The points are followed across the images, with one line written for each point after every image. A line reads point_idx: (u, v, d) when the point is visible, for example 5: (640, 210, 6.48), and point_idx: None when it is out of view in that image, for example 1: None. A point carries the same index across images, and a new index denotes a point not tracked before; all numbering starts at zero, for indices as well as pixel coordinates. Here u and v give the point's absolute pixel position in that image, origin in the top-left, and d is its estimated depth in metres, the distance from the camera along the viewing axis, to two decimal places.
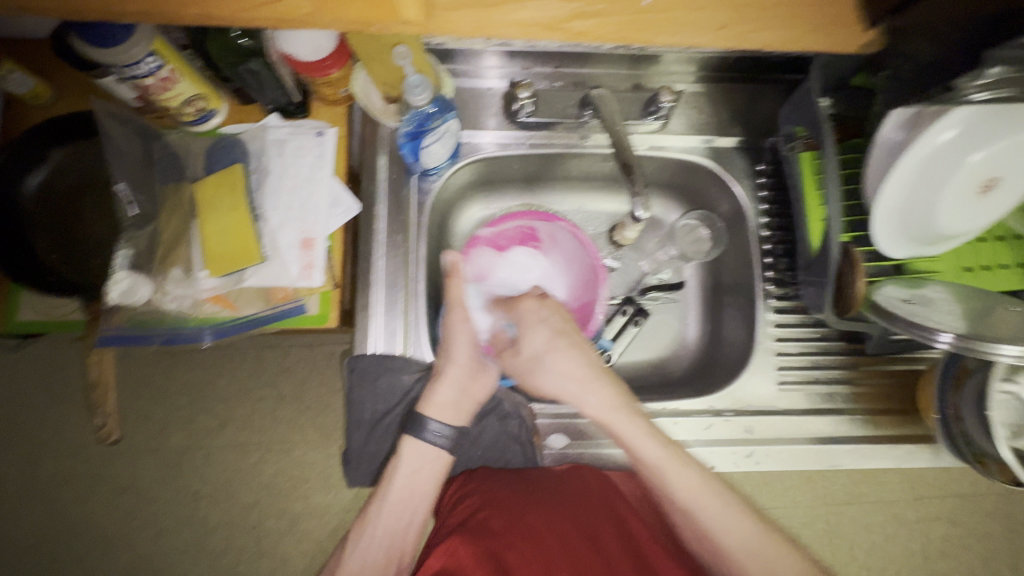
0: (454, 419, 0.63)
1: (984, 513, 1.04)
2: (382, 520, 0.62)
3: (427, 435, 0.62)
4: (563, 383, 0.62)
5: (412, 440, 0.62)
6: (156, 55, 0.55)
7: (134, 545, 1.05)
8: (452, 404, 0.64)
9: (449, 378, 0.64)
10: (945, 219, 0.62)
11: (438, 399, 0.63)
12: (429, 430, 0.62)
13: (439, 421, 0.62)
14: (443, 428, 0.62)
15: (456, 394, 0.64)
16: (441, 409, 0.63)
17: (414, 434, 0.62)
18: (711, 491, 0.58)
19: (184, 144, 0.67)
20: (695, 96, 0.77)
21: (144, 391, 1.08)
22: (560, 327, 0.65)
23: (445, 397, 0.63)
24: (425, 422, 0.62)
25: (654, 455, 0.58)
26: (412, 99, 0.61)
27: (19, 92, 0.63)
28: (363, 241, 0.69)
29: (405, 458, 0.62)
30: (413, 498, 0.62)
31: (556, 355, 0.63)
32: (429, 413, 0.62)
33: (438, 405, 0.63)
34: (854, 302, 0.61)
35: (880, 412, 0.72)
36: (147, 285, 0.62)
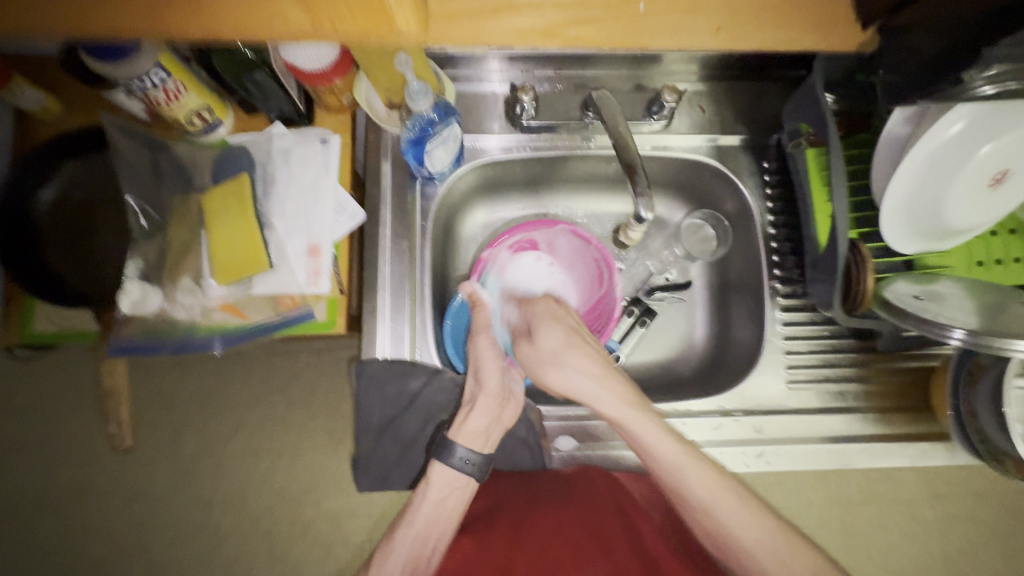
0: (482, 446, 0.63)
1: (1003, 511, 1.03)
2: (405, 543, 0.59)
3: (454, 460, 0.61)
4: (574, 382, 0.60)
5: (440, 466, 0.61)
6: (164, 69, 0.57)
7: (150, 551, 1.06)
8: (483, 433, 0.64)
9: (480, 406, 0.64)
10: (957, 214, 0.61)
11: (469, 426, 0.63)
12: (455, 456, 0.61)
13: (467, 448, 0.62)
14: (470, 455, 0.62)
15: (488, 422, 0.64)
16: (471, 436, 0.63)
17: (442, 459, 0.61)
18: (732, 492, 0.57)
19: (192, 155, 0.68)
20: (698, 94, 0.77)
21: (157, 398, 1.10)
22: (574, 329, 0.64)
23: (477, 424, 0.63)
24: (454, 448, 0.61)
25: (667, 453, 0.57)
26: (413, 105, 0.61)
27: (32, 108, 0.65)
28: (369, 247, 0.69)
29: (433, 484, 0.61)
30: (438, 524, 0.61)
31: (571, 355, 0.61)
32: (457, 439, 0.62)
33: (468, 432, 0.63)
34: (865, 298, 0.62)
35: (893, 410, 0.71)
36: (157, 294, 0.63)
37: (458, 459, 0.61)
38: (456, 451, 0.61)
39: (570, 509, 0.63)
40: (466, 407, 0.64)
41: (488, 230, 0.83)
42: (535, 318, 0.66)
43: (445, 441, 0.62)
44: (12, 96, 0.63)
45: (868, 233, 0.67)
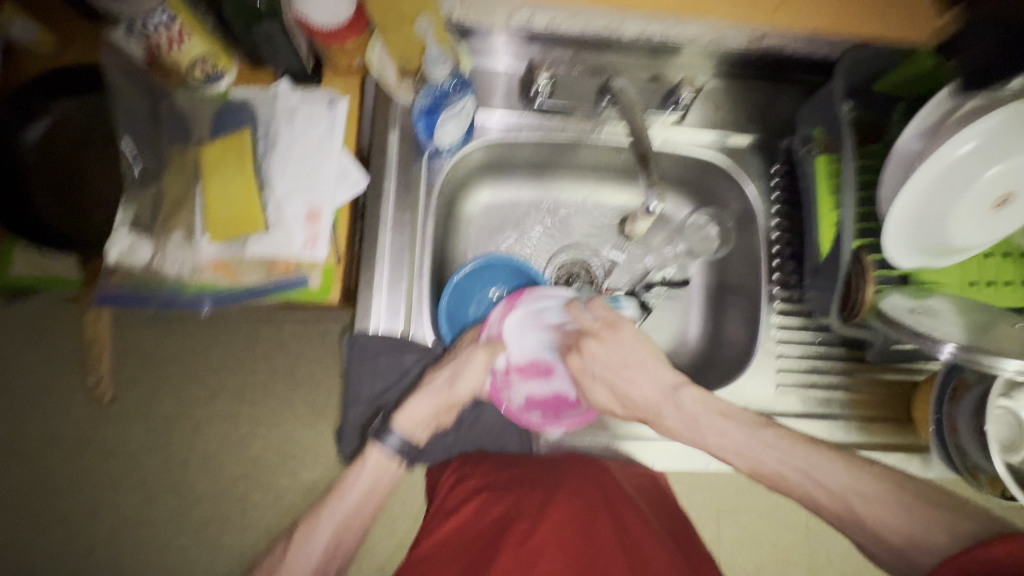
0: (419, 434, 0.63)
1: None
2: (328, 527, 0.60)
3: (390, 445, 0.61)
4: (643, 395, 0.63)
5: (375, 449, 0.61)
6: (168, 8, 0.55)
7: (117, 510, 1.04)
8: (422, 420, 0.62)
9: (434, 398, 0.62)
10: (957, 232, 0.62)
11: (413, 414, 0.61)
12: (390, 440, 0.61)
13: (407, 435, 0.61)
14: (409, 442, 0.62)
15: (432, 413, 0.63)
16: (412, 418, 0.62)
17: (377, 439, 0.61)
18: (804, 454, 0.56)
19: (193, 104, 0.65)
20: (715, 91, 0.76)
21: (135, 356, 1.07)
22: (635, 346, 0.64)
23: (420, 412, 0.62)
24: (389, 430, 0.61)
25: (740, 446, 0.59)
26: (431, 70, 0.63)
27: (24, 41, 0.62)
28: (370, 217, 0.67)
29: (366, 469, 0.61)
30: (360, 514, 0.62)
31: (636, 375, 0.63)
32: (397, 425, 0.61)
33: (407, 418, 0.61)
34: (864, 305, 0.61)
35: (875, 420, 0.72)
36: (147, 246, 0.62)
37: (394, 444, 0.61)
38: (395, 437, 0.60)
39: (552, 505, 0.61)
40: (419, 392, 0.62)
41: (491, 211, 0.81)
42: (590, 351, 0.64)
43: (384, 425, 0.61)
44: (3, 24, 0.60)
45: (870, 245, 0.67)
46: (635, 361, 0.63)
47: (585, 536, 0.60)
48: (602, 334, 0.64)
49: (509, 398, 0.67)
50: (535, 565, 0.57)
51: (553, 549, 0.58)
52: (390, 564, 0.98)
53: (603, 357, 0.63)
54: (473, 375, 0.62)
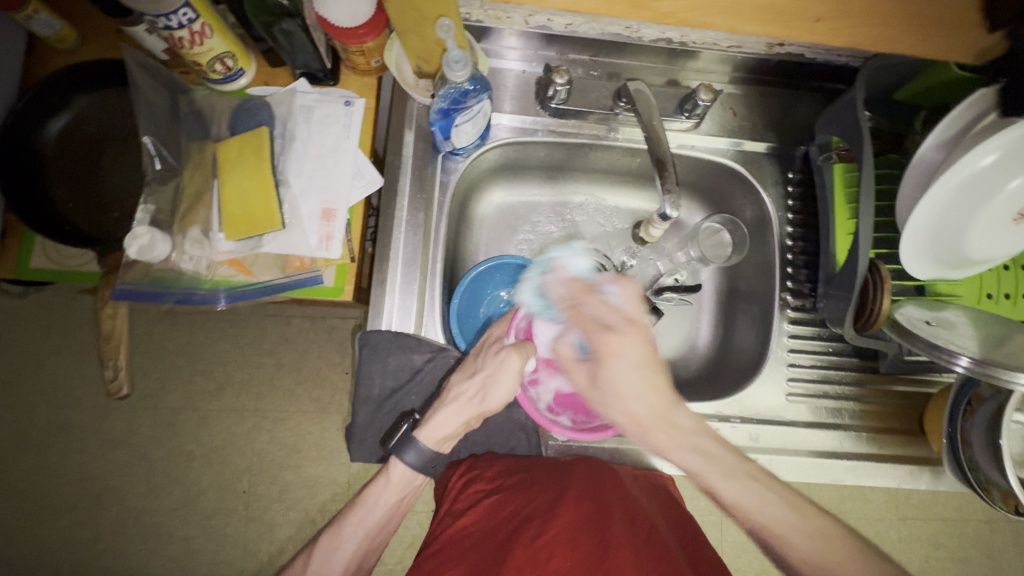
0: (444, 446, 0.62)
1: (965, 538, 1.07)
2: (352, 541, 0.60)
3: (412, 458, 0.60)
4: (628, 408, 0.58)
5: (396, 461, 0.61)
6: (191, 7, 0.54)
7: (124, 499, 1.06)
8: (450, 434, 0.62)
9: (461, 414, 0.61)
10: (977, 243, 0.61)
11: (438, 427, 0.61)
12: (412, 454, 0.60)
13: (432, 451, 0.61)
14: (431, 456, 0.61)
15: (459, 426, 0.62)
16: (437, 433, 0.61)
17: (397, 453, 0.61)
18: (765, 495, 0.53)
19: (210, 102, 0.66)
20: (731, 97, 0.76)
21: (145, 347, 1.08)
22: (642, 358, 0.58)
23: (447, 427, 0.61)
24: (412, 443, 0.61)
25: (711, 482, 0.55)
26: (450, 75, 0.58)
27: (44, 34, 0.62)
28: (384, 216, 0.68)
29: (391, 482, 0.62)
30: (380, 530, 0.62)
31: (630, 389, 0.58)
32: (419, 436, 0.61)
33: (433, 431, 0.61)
34: (879, 318, 0.61)
35: (885, 431, 0.72)
36: (165, 242, 0.60)
37: (416, 459, 0.60)
38: (416, 450, 0.60)
39: (563, 506, 0.60)
40: (445, 407, 0.62)
41: (502, 212, 0.81)
42: (603, 345, 0.58)
43: (406, 438, 0.61)
44: (25, 19, 0.59)
45: (886, 255, 0.67)
46: (642, 367, 0.58)
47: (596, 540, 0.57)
48: (620, 329, 0.59)
49: (541, 396, 0.69)
50: (545, 563, 0.55)
51: (564, 547, 0.57)
52: (393, 560, 0.99)
53: (615, 360, 0.58)
54: (506, 383, 0.60)
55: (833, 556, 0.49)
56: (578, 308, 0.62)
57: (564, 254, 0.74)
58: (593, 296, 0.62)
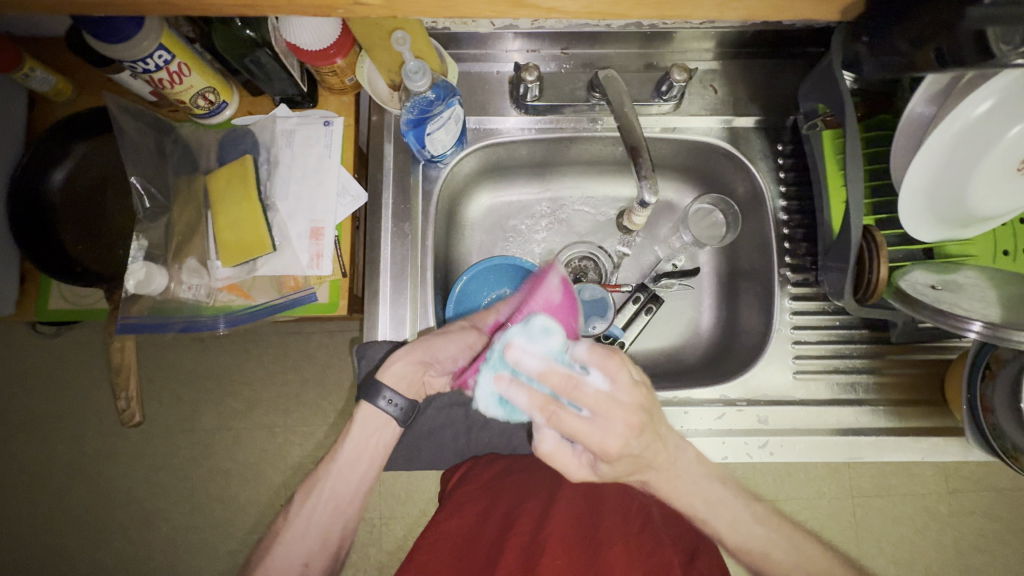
0: (407, 390, 0.64)
1: None
2: (320, 509, 0.63)
3: (380, 402, 0.63)
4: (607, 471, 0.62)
5: (367, 405, 0.64)
6: (166, 49, 0.57)
7: (171, 519, 1.11)
8: (407, 378, 0.64)
9: (415, 364, 0.64)
10: (983, 198, 0.58)
11: (394, 368, 0.63)
12: (381, 397, 0.63)
13: (395, 392, 0.63)
14: (395, 398, 0.63)
15: (415, 368, 0.64)
16: (399, 380, 0.63)
17: (369, 399, 0.64)
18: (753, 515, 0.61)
19: (197, 136, 0.69)
20: (711, 73, 0.74)
21: (176, 374, 1.13)
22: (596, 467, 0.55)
23: (408, 370, 0.64)
24: (380, 390, 0.63)
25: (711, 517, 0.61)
26: (412, 85, 0.60)
27: (43, 90, 0.65)
28: (371, 230, 0.69)
29: (356, 428, 0.65)
30: (352, 490, 0.64)
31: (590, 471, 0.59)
32: (386, 382, 0.63)
33: (393, 374, 0.63)
34: (878, 287, 0.59)
35: (905, 403, 0.69)
36: (163, 273, 0.64)
37: (387, 403, 0.63)
38: (386, 396, 0.63)
39: (555, 506, 0.61)
40: (403, 351, 0.64)
41: (492, 215, 0.82)
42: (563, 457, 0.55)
43: (374, 385, 0.63)
44: (24, 78, 0.63)
45: (886, 220, 0.64)
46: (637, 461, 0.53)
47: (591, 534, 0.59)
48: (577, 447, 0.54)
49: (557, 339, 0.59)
50: (537, 562, 0.54)
51: (559, 546, 0.56)
52: None
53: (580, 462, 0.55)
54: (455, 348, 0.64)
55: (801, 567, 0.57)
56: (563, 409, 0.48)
57: (519, 336, 0.50)
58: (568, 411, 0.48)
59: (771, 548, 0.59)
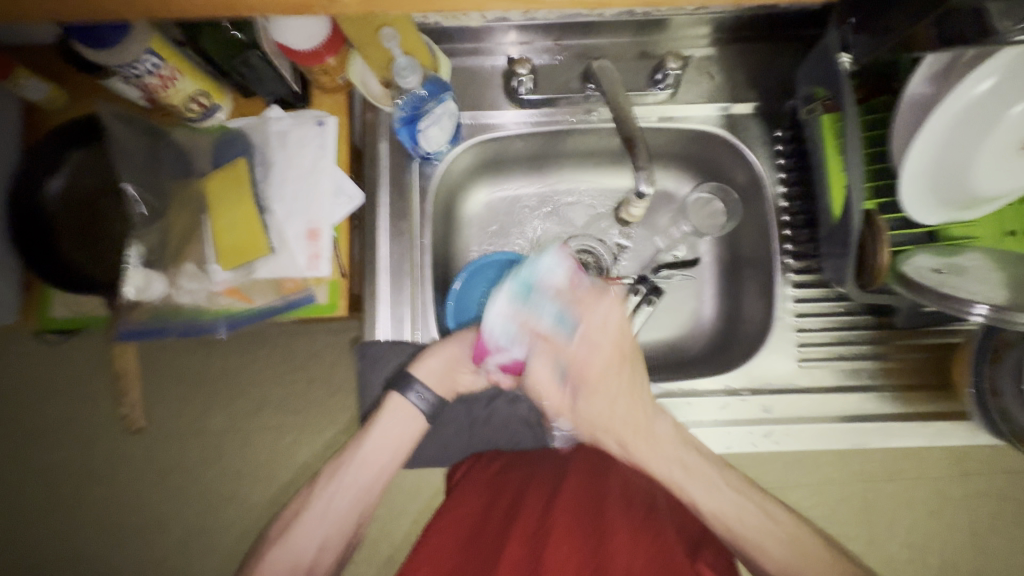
0: (437, 386, 0.65)
1: None
2: (344, 498, 0.66)
3: (412, 395, 0.64)
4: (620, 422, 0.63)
5: (397, 397, 0.65)
6: (156, 54, 0.57)
7: (185, 521, 1.12)
8: (439, 373, 0.65)
9: (454, 364, 0.65)
10: (985, 178, 0.57)
11: (427, 363, 0.64)
12: (411, 392, 0.64)
13: (427, 389, 0.64)
14: (426, 395, 0.65)
15: (446, 363, 0.65)
16: (431, 376, 0.64)
17: (399, 391, 0.65)
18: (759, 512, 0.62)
19: (190, 140, 0.68)
20: (707, 59, 0.73)
21: (183, 378, 1.14)
22: (624, 400, 0.62)
23: (440, 366, 0.65)
24: (411, 383, 0.64)
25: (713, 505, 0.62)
26: (401, 82, 0.61)
27: (37, 98, 0.66)
28: (369, 230, 0.69)
29: (385, 424, 0.65)
30: (374, 481, 0.67)
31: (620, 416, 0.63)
32: (416, 375, 0.64)
33: (425, 368, 0.64)
34: (879, 271, 0.58)
35: (912, 388, 0.68)
36: (160, 280, 0.65)
37: (419, 399, 0.65)
38: (416, 392, 0.64)
39: (558, 496, 0.63)
40: (442, 345, 0.65)
41: (490, 210, 0.81)
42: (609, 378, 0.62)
43: (405, 378, 0.64)
44: (17, 87, 0.63)
45: (887, 203, 0.63)
46: (607, 394, 0.62)
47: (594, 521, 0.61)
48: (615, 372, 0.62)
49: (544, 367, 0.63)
50: (541, 549, 0.56)
51: (562, 532, 0.58)
52: None
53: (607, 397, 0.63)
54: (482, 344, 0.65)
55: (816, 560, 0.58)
56: (552, 336, 0.61)
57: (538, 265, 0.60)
58: (558, 341, 0.61)
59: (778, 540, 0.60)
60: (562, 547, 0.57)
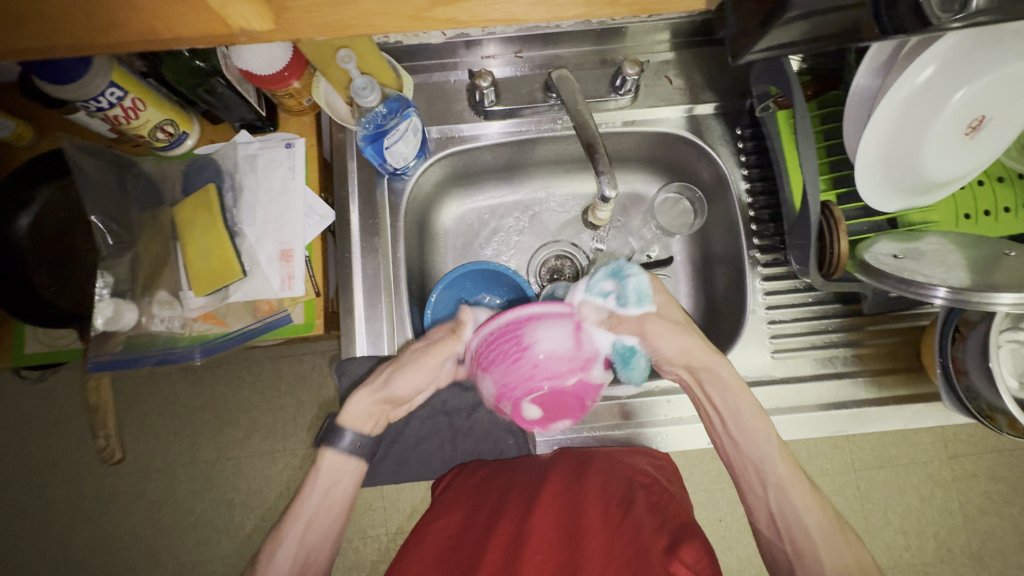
0: (370, 429, 0.64)
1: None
2: (287, 558, 0.58)
3: (341, 445, 0.62)
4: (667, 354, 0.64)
5: (330, 452, 0.62)
6: (117, 85, 0.57)
7: (178, 554, 1.10)
8: (368, 416, 0.64)
9: (377, 399, 0.63)
10: (937, 164, 0.59)
11: (351, 409, 0.62)
12: (344, 440, 0.62)
13: (355, 434, 0.62)
14: (360, 439, 0.63)
15: (370, 405, 0.63)
16: (358, 421, 0.63)
17: (330, 444, 0.62)
18: (794, 478, 0.60)
19: (160, 169, 0.69)
20: (665, 63, 0.75)
21: (171, 408, 1.13)
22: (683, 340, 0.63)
23: (363, 410, 0.63)
24: (341, 432, 0.62)
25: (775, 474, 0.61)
26: (362, 101, 0.61)
27: (2, 135, 0.65)
28: (342, 248, 0.70)
29: (322, 470, 0.62)
30: (325, 537, 0.60)
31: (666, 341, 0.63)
32: (344, 424, 0.62)
33: (351, 416, 0.62)
34: (841, 261, 0.59)
35: (885, 372, 0.70)
36: (132, 309, 0.65)
37: (348, 445, 0.62)
38: (347, 438, 0.62)
39: (537, 504, 0.62)
40: (376, 386, 0.63)
41: (464, 222, 0.82)
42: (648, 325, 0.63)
43: (334, 427, 0.62)
44: None
45: (844, 194, 0.65)
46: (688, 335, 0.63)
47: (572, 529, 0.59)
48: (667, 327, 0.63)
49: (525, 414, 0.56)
50: (518, 558, 0.56)
51: (540, 541, 0.58)
52: None
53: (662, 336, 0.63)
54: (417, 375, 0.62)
55: (835, 538, 0.57)
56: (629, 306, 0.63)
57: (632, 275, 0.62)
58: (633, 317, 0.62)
59: (798, 521, 0.58)
60: (535, 554, 0.56)
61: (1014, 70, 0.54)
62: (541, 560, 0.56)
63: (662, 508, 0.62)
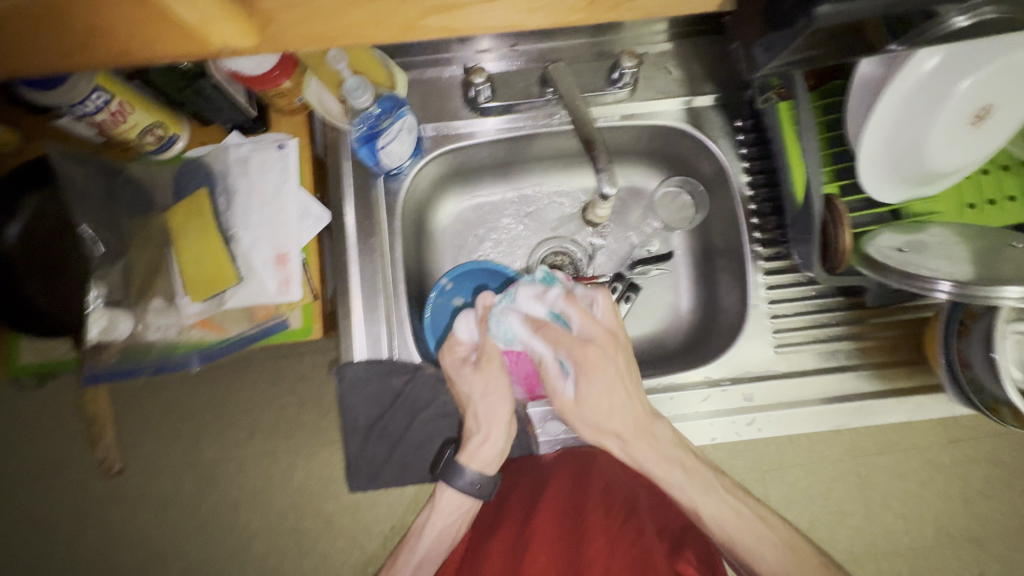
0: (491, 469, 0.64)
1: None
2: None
3: (461, 484, 0.62)
4: (596, 419, 0.61)
5: (444, 488, 0.64)
6: (102, 90, 0.55)
7: (185, 554, 1.11)
8: (494, 458, 0.63)
9: (491, 438, 0.63)
10: (939, 154, 0.58)
11: (479, 452, 0.63)
12: (464, 480, 0.62)
13: (478, 474, 0.62)
14: (478, 479, 0.63)
15: (499, 449, 0.63)
16: (482, 461, 0.63)
17: (448, 481, 0.63)
18: (748, 515, 0.60)
19: (150, 173, 0.68)
20: (663, 54, 0.74)
21: (172, 410, 1.12)
22: (610, 385, 0.60)
23: (490, 452, 0.63)
24: (460, 471, 0.62)
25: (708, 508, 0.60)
26: (355, 102, 0.63)
27: None
28: (339, 250, 0.69)
29: (437, 508, 0.65)
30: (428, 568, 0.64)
31: (594, 401, 0.60)
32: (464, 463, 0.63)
33: (479, 457, 0.63)
34: (845, 252, 0.58)
35: (888, 365, 0.69)
36: (126, 319, 0.65)
37: (463, 483, 0.62)
38: (466, 477, 0.62)
39: (541, 507, 0.64)
40: (479, 435, 0.63)
41: (461, 220, 0.81)
42: (581, 369, 0.59)
43: (451, 466, 0.63)
44: None
45: (846, 186, 0.64)
46: (607, 380, 0.59)
47: (575, 532, 0.62)
48: (589, 364, 0.59)
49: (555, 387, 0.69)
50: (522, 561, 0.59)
51: (543, 543, 0.61)
52: None
53: (595, 378, 0.59)
54: (502, 396, 0.64)
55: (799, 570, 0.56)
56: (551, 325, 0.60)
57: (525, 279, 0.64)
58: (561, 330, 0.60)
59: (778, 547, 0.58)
60: (540, 557, 0.59)
61: (1018, 58, 0.53)
62: (545, 563, 0.58)
63: (664, 509, 0.66)
